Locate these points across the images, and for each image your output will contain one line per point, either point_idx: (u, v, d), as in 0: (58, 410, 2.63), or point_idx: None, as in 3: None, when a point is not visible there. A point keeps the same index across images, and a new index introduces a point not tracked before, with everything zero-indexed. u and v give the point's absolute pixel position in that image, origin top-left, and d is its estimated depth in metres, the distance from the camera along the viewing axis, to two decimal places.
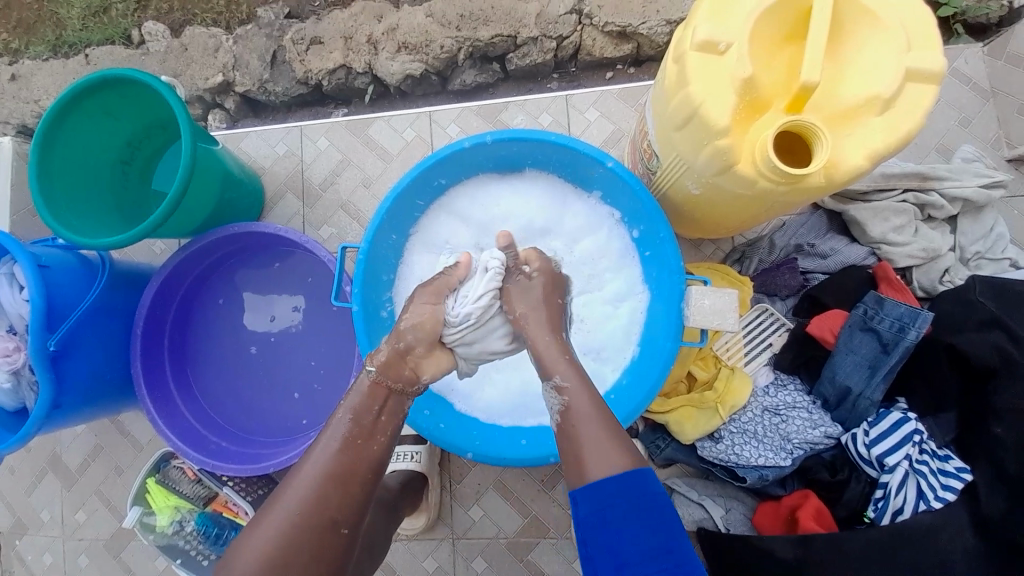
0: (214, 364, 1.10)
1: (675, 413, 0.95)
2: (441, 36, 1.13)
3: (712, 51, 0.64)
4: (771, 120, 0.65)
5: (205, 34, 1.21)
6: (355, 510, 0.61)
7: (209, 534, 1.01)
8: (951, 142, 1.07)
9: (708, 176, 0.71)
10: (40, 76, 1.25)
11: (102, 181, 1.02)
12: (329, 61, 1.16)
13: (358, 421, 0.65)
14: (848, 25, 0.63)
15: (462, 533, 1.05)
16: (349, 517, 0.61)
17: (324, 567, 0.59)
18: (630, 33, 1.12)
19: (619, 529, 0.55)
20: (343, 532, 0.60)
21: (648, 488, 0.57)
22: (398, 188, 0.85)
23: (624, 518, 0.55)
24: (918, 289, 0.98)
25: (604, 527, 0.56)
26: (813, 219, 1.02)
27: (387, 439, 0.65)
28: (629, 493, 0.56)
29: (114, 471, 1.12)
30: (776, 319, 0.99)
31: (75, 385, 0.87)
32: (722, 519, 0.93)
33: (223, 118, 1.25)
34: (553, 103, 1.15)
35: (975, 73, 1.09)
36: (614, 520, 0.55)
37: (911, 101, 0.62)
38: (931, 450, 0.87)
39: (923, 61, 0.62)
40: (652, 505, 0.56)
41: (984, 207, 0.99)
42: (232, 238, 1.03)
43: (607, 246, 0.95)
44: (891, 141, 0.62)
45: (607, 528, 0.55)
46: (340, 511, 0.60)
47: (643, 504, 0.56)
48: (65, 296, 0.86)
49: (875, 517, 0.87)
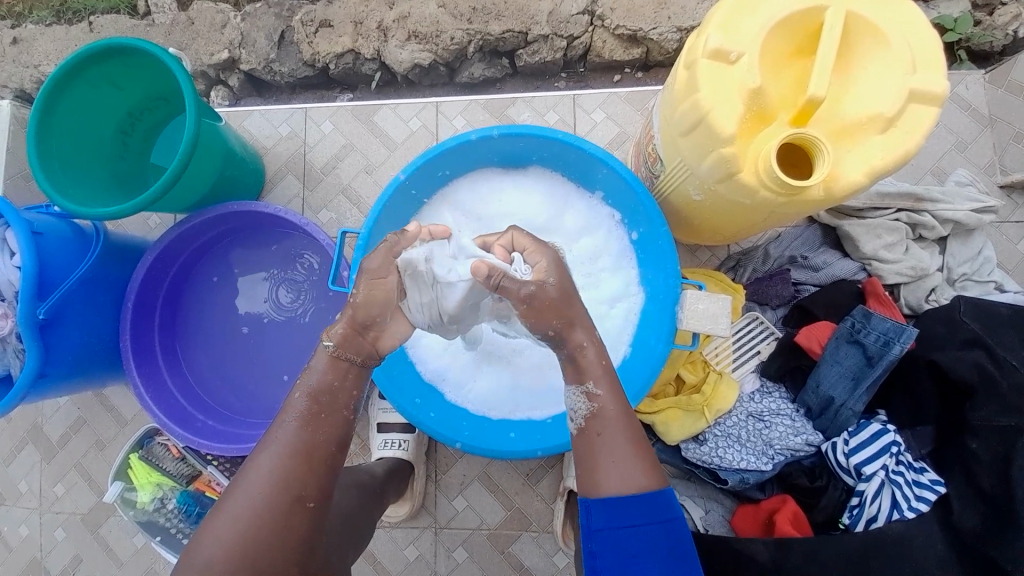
0: (205, 342, 1.10)
1: (661, 414, 0.97)
2: (452, 27, 1.14)
3: (723, 59, 0.65)
4: (774, 133, 0.66)
5: (214, 9, 1.20)
6: (324, 486, 0.61)
7: (190, 513, 1.01)
8: (946, 165, 1.10)
9: (710, 183, 0.72)
10: (42, 41, 1.24)
11: (103, 152, 1.01)
12: (338, 45, 1.16)
13: (319, 400, 0.62)
14: (855, 43, 0.65)
15: (444, 523, 1.06)
16: (315, 491, 0.60)
17: (292, 547, 0.58)
18: (640, 38, 1.13)
19: (635, 546, 0.57)
20: (309, 507, 0.59)
21: (667, 512, 0.59)
22: (403, 175, 0.86)
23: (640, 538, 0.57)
24: (904, 306, 1.00)
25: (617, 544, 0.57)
26: (807, 233, 1.04)
27: (350, 414, 0.64)
28: (650, 514, 0.58)
29: (96, 445, 1.12)
30: (765, 327, 1.01)
31: (62, 355, 0.86)
32: (701, 520, 0.95)
33: (226, 96, 1.24)
34: (559, 101, 1.16)
35: (976, 100, 1.11)
36: (633, 537, 0.57)
37: (911, 123, 0.64)
38: (907, 462, 0.90)
39: (926, 82, 0.63)
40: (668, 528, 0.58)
41: (974, 231, 1.01)
42: (232, 216, 1.03)
43: (605, 246, 0.97)
44: (891, 158, 0.64)
45: (622, 540, 0.57)
46: (307, 485, 0.60)
47: (661, 526, 0.58)
48: (57, 266, 0.85)
49: (849, 524, 0.90)
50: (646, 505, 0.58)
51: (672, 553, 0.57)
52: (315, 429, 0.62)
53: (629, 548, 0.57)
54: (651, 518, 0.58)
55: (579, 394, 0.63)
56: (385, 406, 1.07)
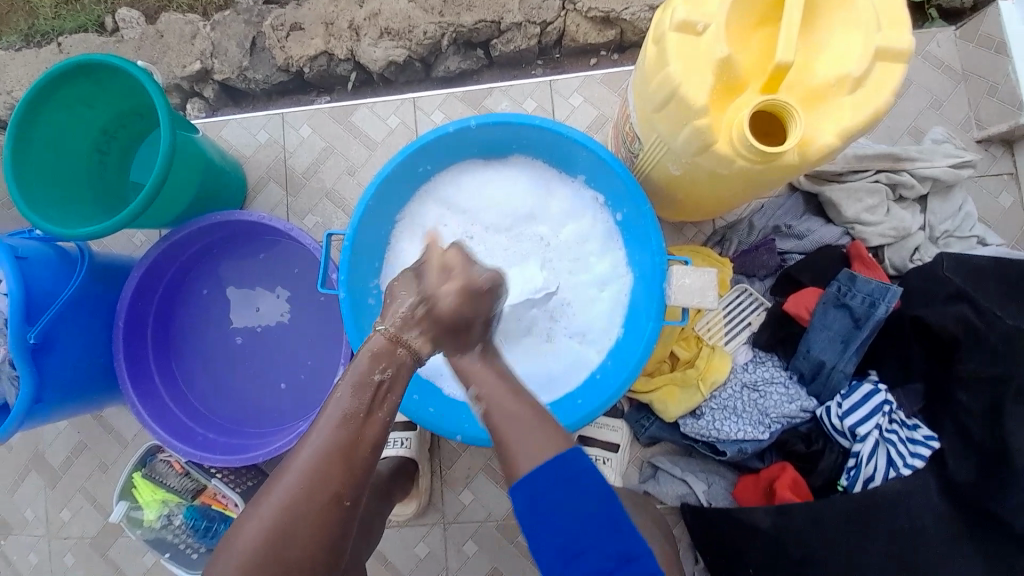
0: (201, 356, 1.10)
1: (658, 392, 0.98)
2: (424, 22, 1.13)
3: (691, 31, 0.65)
4: (748, 100, 0.66)
5: (181, 21, 1.19)
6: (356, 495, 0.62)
7: (198, 528, 1.01)
8: (924, 124, 1.10)
9: (687, 157, 0.72)
10: (12, 66, 1.22)
11: (81, 172, 1.01)
12: (311, 48, 1.15)
13: None
14: (821, 5, 0.65)
15: (452, 519, 1.07)
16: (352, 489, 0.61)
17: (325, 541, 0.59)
18: (613, 19, 1.12)
19: (557, 508, 0.57)
20: (345, 504, 0.60)
21: (576, 468, 0.59)
22: (384, 172, 0.86)
23: (558, 503, 0.57)
24: (890, 268, 1.01)
25: (540, 513, 0.58)
26: (790, 201, 1.04)
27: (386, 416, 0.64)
28: (561, 474, 0.58)
29: (99, 467, 1.12)
30: (754, 298, 1.01)
31: (58, 378, 0.87)
32: (704, 494, 0.97)
33: (202, 107, 1.23)
34: (536, 89, 1.16)
35: (949, 57, 1.11)
36: (553, 499, 0.58)
37: (881, 79, 0.64)
38: (900, 420, 0.91)
39: (893, 40, 0.63)
40: (582, 485, 0.58)
41: (953, 187, 1.02)
42: (218, 226, 1.03)
43: (591, 230, 0.97)
44: (861, 118, 0.64)
45: (546, 506, 0.58)
46: (344, 482, 0.60)
47: (576, 483, 0.58)
48: (44, 289, 0.85)
49: (848, 486, 0.91)
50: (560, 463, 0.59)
51: (593, 513, 0.57)
52: (362, 425, 0.62)
53: (551, 512, 0.57)
54: (565, 477, 0.58)
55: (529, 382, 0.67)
56: None
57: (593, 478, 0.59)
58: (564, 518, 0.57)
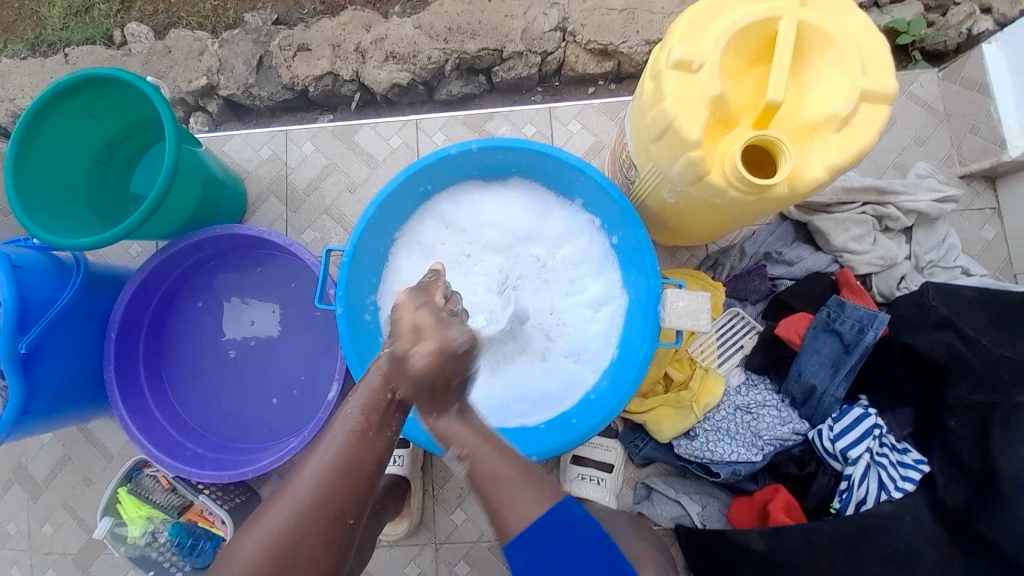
0: (192, 368, 1.09)
1: (652, 413, 0.99)
2: (428, 47, 1.17)
3: (686, 69, 0.68)
4: (740, 134, 0.69)
5: (190, 38, 1.21)
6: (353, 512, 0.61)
7: (183, 546, 0.98)
8: (907, 159, 1.15)
9: (682, 186, 0.75)
10: (17, 76, 1.23)
11: (82, 182, 1.01)
12: (316, 68, 1.18)
13: None
14: (810, 49, 0.69)
15: (444, 539, 1.05)
16: (355, 507, 0.61)
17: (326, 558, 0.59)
18: (611, 51, 1.17)
19: (554, 556, 0.60)
20: (349, 523, 0.60)
21: (571, 518, 0.61)
22: (387, 190, 0.88)
23: (556, 554, 0.60)
24: (878, 295, 1.04)
25: (539, 563, 0.60)
26: (781, 229, 1.07)
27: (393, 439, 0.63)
28: (557, 527, 0.60)
29: (83, 482, 1.09)
30: (747, 323, 1.04)
31: (46, 389, 0.85)
32: (699, 515, 0.97)
33: (206, 121, 1.25)
34: (536, 114, 1.20)
35: (929, 97, 1.17)
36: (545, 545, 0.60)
37: (866, 120, 0.68)
38: (891, 443, 0.92)
39: (876, 84, 0.67)
40: (577, 535, 0.61)
41: (937, 219, 1.06)
42: (217, 239, 1.04)
43: (588, 252, 0.99)
44: (847, 155, 0.67)
45: (542, 557, 0.60)
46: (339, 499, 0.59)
47: (571, 532, 0.61)
48: (38, 298, 0.84)
49: (840, 508, 0.92)
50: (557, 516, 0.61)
51: (587, 561, 0.61)
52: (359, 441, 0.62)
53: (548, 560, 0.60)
54: (562, 530, 0.61)
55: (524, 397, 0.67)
56: None
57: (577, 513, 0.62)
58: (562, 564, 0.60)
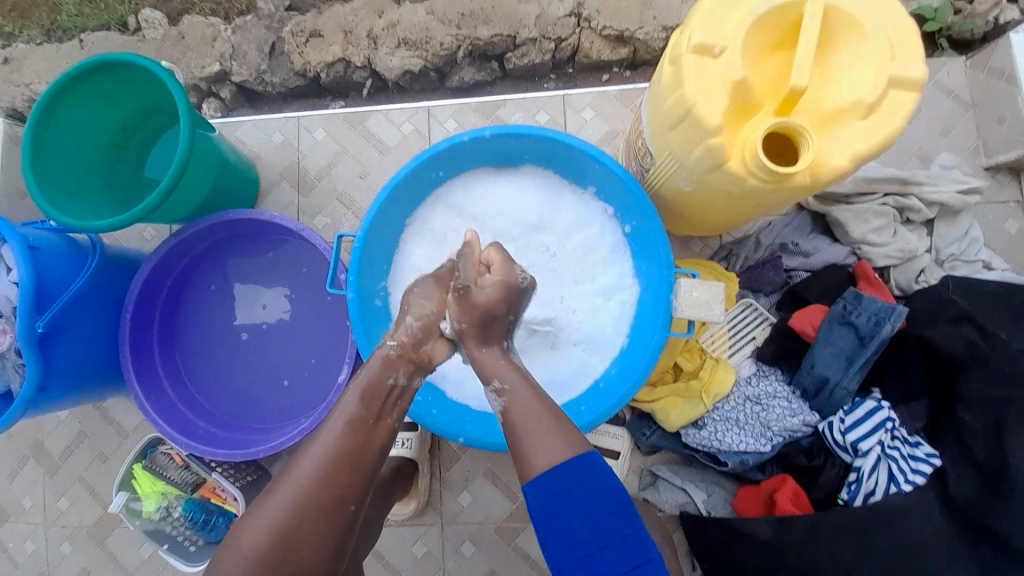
0: (204, 352, 1.10)
1: (661, 402, 0.98)
2: (441, 33, 1.15)
3: (706, 54, 0.66)
4: (761, 122, 0.68)
5: (203, 23, 1.21)
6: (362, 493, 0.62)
7: (196, 521, 1.00)
8: (929, 149, 1.12)
9: (699, 174, 0.74)
10: (34, 60, 1.25)
11: (98, 165, 1.02)
12: (329, 54, 1.17)
13: None
14: (838, 32, 0.66)
15: (450, 519, 1.06)
16: (356, 494, 0.62)
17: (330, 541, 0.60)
18: (626, 38, 1.15)
19: (572, 516, 0.57)
20: (350, 509, 0.61)
21: (593, 471, 0.59)
22: (398, 176, 0.87)
23: (575, 510, 0.57)
24: (895, 288, 1.02)
25: (558, 519, 0.57)
26: (798, 219, 1.05)
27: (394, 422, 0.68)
28: (578, 478, 0.58)
29: (98, 458, 1.12)
30: (759, 315, 1.02)
31: (63, 368, 0.87)
32: (704, 503, 0.96)
33: (219, 107, 1.26)
34: (549, 101, 1.18)
35: (955, 85, 1.13)
36: (566, 505, 0.57)
37: (894, 106, 0.66)
38: (903, 437, 0.90)
39: (905, 69, 0.65)
40: (597, 488, 0.58)
41: (960, 212, 1.03)
42: (229, 224, 1.04)
43: (600, 240, 0.98)
44: (873, 143, 0.65)
45: (560, 510, 0.57)
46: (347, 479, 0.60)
47: (591, 487, 0.58)
48: (54, 279, 0.86)
49: (848, 500, 0.90)
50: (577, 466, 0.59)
51: (607, 519, 0.57)
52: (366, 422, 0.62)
53: (567, 519, 0.57)
54: (583, 481, 0.58)
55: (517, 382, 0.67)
56: None
57: (610, 483, 0.59)
58: (580, 523, 0.56)
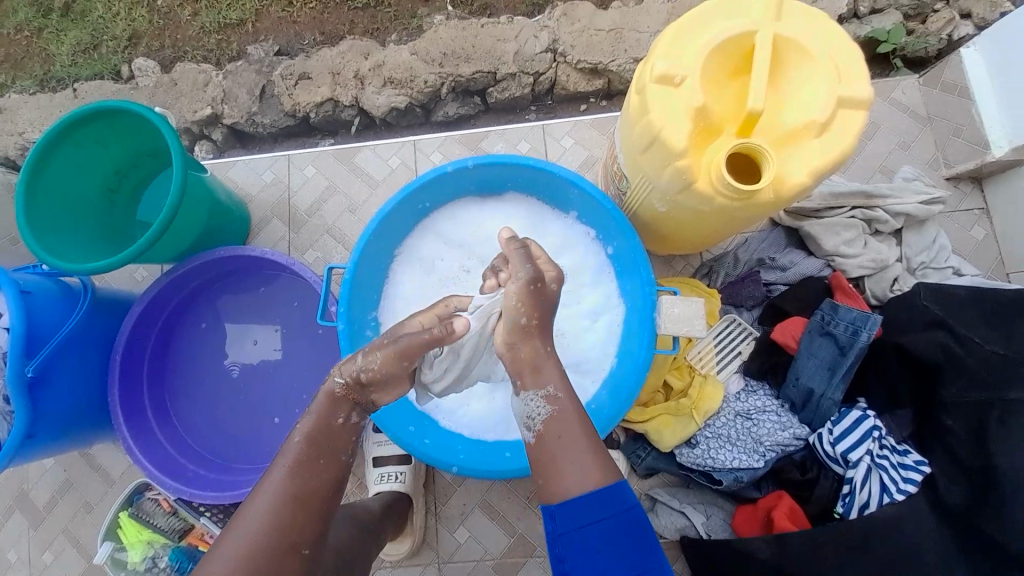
0: (195, 390, 1.10)
1: (653, 421, 0.99)
2: (424, 72, 1.21)
3: (669, 83, 0.71)
4: (723, 143, 0.72)
5: (195, 70, 1.26)
6: (316, 531, 0.62)
7: (183, 570, 0.96)
8: (892, 164, 1.18)
9: (672, 194, 0.77)
10: (26, 110, 1.28)
11: (91, 209, 1.05)
12: (317, 95, 1.22)
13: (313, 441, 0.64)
14: (790, 58, 0.71)
15: (448, 557, 1.04)
16: (309, 537, 0.61)
17: None
18: (601, 70, 1.21)
19: (597, 545, 0.57)
20: (302, 554, 0.60)
21: (625, 502, 0.60)
22: (385, 210, 0.90)
23: (602, 540, 0.58)
24: (871, 297, 1.05)
25: (581, 545, 0.58)
26: (772, 235, 1.10)
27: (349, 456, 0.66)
28: (607, 508, 0.59)
29: (83, 508, 1.09)
30: (743, 328, 1.04)
31: (53, 413, 0.87)
32: (703, 526, 0.97)
33: (210, 149, 1.30)
34: (530, 131, 1.23)
35: (911, 102, 1.20)
36: (595, 531, 0.58)
37: (845, 124, 0.70)
38: (891, 446, 0.92)
39: (852, 90, 0.70)
40: (627, 520, 0.59)
41: (926, 221, 1.08)
42: (220, 262, 1.06)
43: (584, 263, 1.01)
44: (830, 158, 0.70)
45: (587, 538, 0.58)
46: None
47: (620, 516, 0.59)
48: (45, 323, 0.86)
49: (843, 512, 0.91)
50: (609, 497, 0.59)
51: (632, 551, 0.57)
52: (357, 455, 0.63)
53: (591, 547, 0.57)
54: (613, 512, 0.59)
55: (540, 398, 0.65)
56: (380, 439, 1.06)
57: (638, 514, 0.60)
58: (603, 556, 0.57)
